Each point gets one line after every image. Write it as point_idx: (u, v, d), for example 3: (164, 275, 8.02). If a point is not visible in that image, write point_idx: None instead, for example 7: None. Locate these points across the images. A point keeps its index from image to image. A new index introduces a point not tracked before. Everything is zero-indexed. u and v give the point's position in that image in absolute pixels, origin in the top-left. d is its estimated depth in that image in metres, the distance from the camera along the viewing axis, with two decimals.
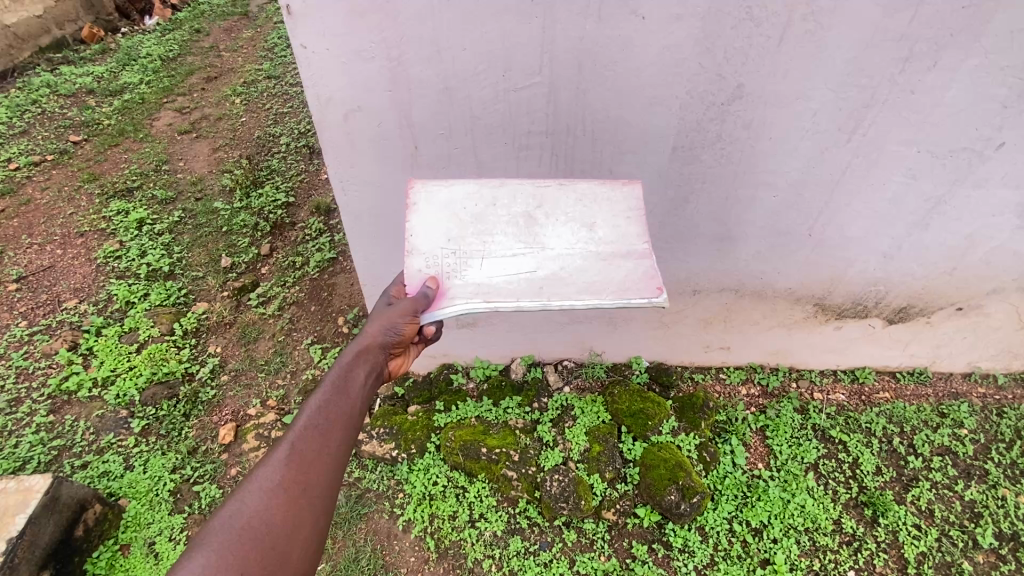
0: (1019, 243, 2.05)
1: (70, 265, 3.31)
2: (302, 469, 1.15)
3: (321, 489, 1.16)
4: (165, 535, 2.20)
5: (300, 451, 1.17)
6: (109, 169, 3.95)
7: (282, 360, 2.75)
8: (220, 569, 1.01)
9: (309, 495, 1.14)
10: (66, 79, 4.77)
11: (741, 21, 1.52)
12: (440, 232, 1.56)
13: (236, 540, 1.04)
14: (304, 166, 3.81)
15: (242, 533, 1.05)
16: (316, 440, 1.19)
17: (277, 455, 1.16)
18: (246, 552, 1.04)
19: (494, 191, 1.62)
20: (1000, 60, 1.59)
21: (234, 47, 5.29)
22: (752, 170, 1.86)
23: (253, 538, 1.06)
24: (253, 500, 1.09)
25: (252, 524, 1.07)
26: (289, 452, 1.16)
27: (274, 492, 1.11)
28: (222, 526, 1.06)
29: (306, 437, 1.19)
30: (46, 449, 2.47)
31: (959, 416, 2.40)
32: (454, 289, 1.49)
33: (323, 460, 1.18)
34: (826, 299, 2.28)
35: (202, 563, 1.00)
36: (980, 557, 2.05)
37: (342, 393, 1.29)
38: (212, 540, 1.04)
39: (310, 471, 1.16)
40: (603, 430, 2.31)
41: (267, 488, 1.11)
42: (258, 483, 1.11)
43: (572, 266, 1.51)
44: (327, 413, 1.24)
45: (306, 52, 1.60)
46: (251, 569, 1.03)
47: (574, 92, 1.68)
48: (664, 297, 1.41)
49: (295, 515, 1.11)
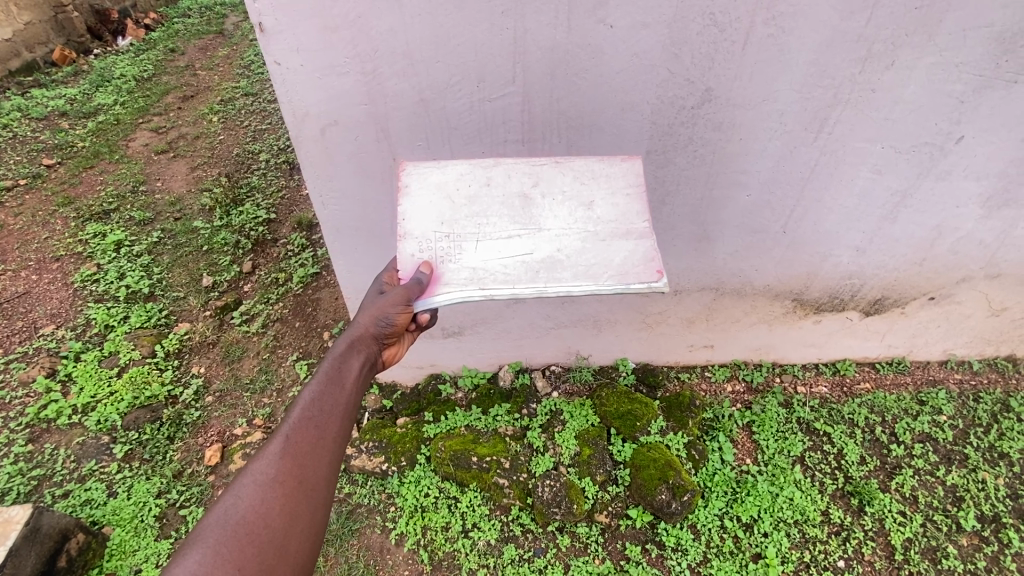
0: (984, 232, 2.11)
1: (46, 290, 3.25)
2: (298, 461, 1.16)
3: (317, 481, 1.16)
4: (152, 561, 2.15)
5: (295, 443, 1.17)
6: (84, 192, 3.89)
7: (267, 377, 2.73)
8: (218, 565, 1.01)
9: (305, 487, 1.15)
10: (38, 103, 4.70)
11: (706, 27, 1.57)
12: (432, 215, 1.54)
13: (232, 535, 1.05)
14: (285, 182, 3.80)
15: (240, 528, 1.06)
16: (311, 433, 1.20)
17: (271, 447, 1.16)
18: (244, 547, 1.04)
19: (488, 171, 1.59)
20: (954, 57, 1.65)
21: (209, 66, 5.27)
22: (725, 171, 1.90)
23: (249, 532, 1.06)
24: (249, 494, 1.09)
25: (248, 519, 1.07)
26: (286, 444, 1.17)
27: (271, 485, 1.11)
28: (219, 520, 1.06)
29: (301, 430, 1.19)
30: (26, 480, 2.41)
31: (937, 402, 2.46)
32: (448, 274, 1.47)
33: (318, 452, 1.19)
34: (804, 294, 2.33)
35: (197, 560, 1.00)
36: (964, 541, 2.10)
37: (336, 386, 1.29)
38: (207, 537, 1.04)
39: (305, 464, 1.16)
40: (592, 433, 2.33)
41: (263, 482, 1.11)
42: (253, 478, 1.12)
43: (569, 249, 1.50)
44: (322, 405, 1.24)
45: (280, 69, 1.60)
46: (248, 564, 1.03)
47: (548, 99, 1.70)
48: (663, 282, 1.43)
49: (290, 509, 1.11)
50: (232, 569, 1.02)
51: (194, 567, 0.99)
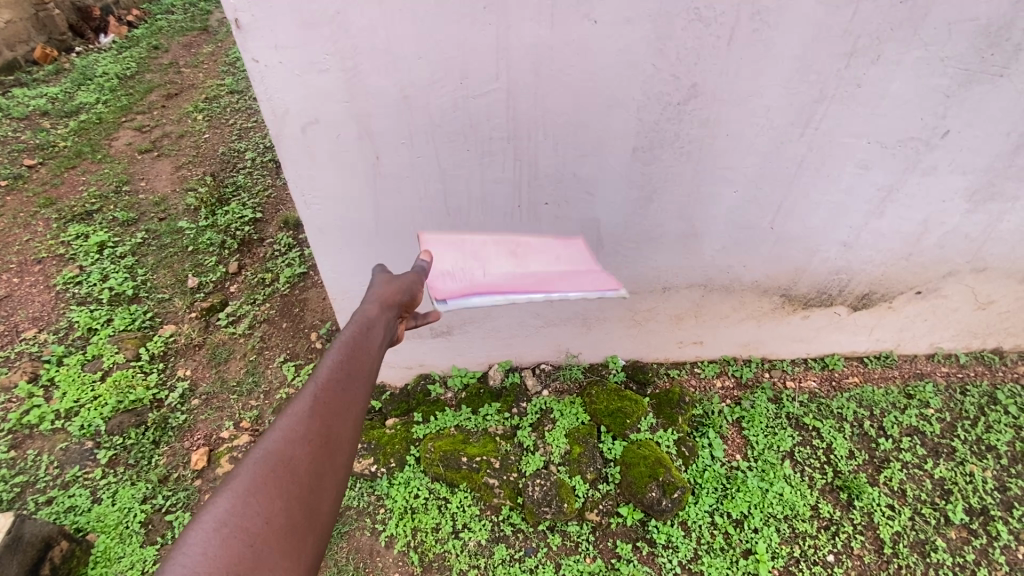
0: (970, 227, 2.12)
1: (28, 293, 3.19)
2: (327, 419, 1.06)
3: (345, 442, 1.06)
4: (137, 568, 2.12)
5: (325, 398, 1.08)
6: (66, 193, 3.82)
7: (254, 380, 2.69)
8: (249, 516, 0.89)
9: (334, 446, 1.04)
10: (18, 102, 4.61)
11: (691, 22, 1.55)
12: None
13: (260, 487, 0.93)
14: (271, 181, 3.76)
15: (270, 480, 0.94)
16: (341, 392, 1.11)
17: (300, 402, 1.06)
18: (273, 500, 0.93)
19: None
20: (939, 51, 1.65)
21: (193, 63, 5.19)
22: (712, 168, 1.89)
23: (279, 484, 0.95)
24: (278, 446, 0.98)
25: (278, 472, 0.95)
26: (315, 400, 1.07)
27: (302, 439, 1.00)
28: (247, 471, 0.94)
29: (330, 387, 1.10)
30: (8, 487, 2.37)
31: (924, 396, 2.48)
32: None
33: (349, 411, 1.09)
34: (792, 290, 2.33)
35: (226, 509, 0.88)
36: (952, 534, 2.11)
37: (361, 349, 1.22)
38: (234, 487, 0.92)
39: (335, 422, 1.06)
40: (582, 431, 2.33)
41: (293, 435, 1.00)
42: (282, 430, 1.01)
43: None
44: (349, 366, 1.16)
45: (259, 66, 1.57)
46: (278, 519, 0.92)
47: (532, 96, 1.68)
48: None
49: (320, 466, 1.00)
50: (262, 522, 0.90)
51: (223, 516, 0.87)
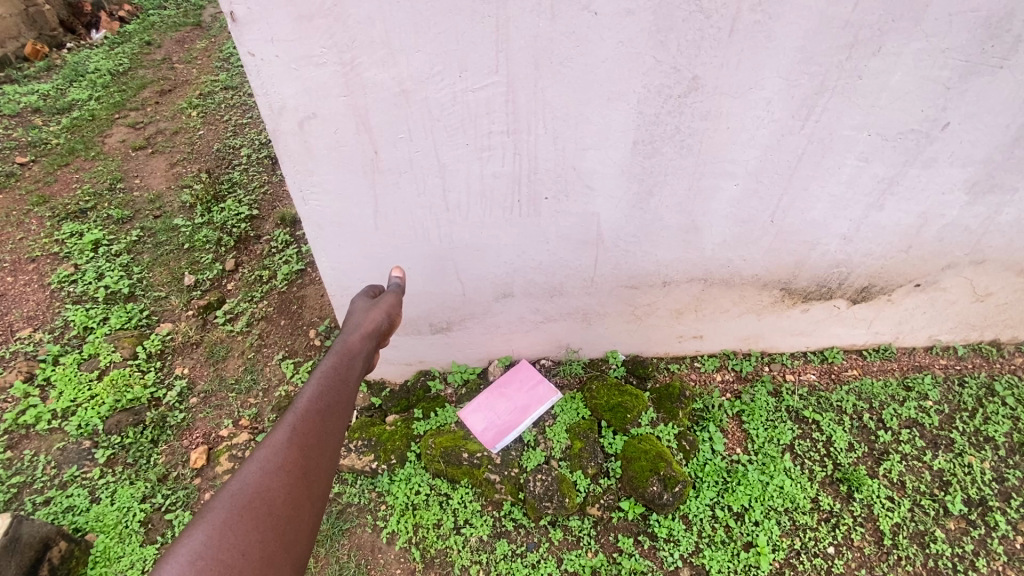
0: (969, 219, 2.12)
1: (22, 292, 3.16)
2: (303, 450, 1.08)
3: (321, 472, 1.08)
4: (137, 568, 2.11)
5: (302, 430, 1.11)
6: (59, 190, 3.79)
7: (253, 377, 2.68)
8: (223, 548, 0.90)
9: (311, 477, 1.06)
10: (9, 100, 4.56)
11: (692, 14, 1.54)
12: None
13: (237, 519, 0.94)
14: (268, 177, 3.73)
15: (246, 512, 0.95)
16: (317, 424, 1.14)
17: (276, 435, 1.08)
18: (249, 531, 0.94)
19: None
20: (941, 42, 1.63)
21: (187, 58, 5.13)
22: (712, 161, 1.89)
23: (254, 515, 0.95)
24: (255, 479, 1.00)
25: (253, 504, 0.96)
26: (292, 433, 1.10)
27: (278, 471, 1.02)
28: (222, 505, 0.95)
29: (307, 419, 1.14)
30: (5, 487, 2.36)
31: (922, 388, 2.49)
32: None
33: (324, 444, 1.12)
34: (791, 283, 2.33)
35: (201, 542, 0.89)
36: (951, 525, 2.12)
37: (338, 384, 1.27)
38: (210, 519, 0.93)
39: (312, 454, 1.09)
40: (583, 426, 2.32)
41: (270, 467, 1.02)
42: (259, 463, 1.03)
43: None
44: (326, 400, 1.20)
45: (255, 60, 1.55)
46: (252, 550, 0.92)
47: (532, 90, 1.67)
48: None
49: (296, 497, 1.02)
50: (236, 554, 0.90)
51: (199, 548, 0.88)
